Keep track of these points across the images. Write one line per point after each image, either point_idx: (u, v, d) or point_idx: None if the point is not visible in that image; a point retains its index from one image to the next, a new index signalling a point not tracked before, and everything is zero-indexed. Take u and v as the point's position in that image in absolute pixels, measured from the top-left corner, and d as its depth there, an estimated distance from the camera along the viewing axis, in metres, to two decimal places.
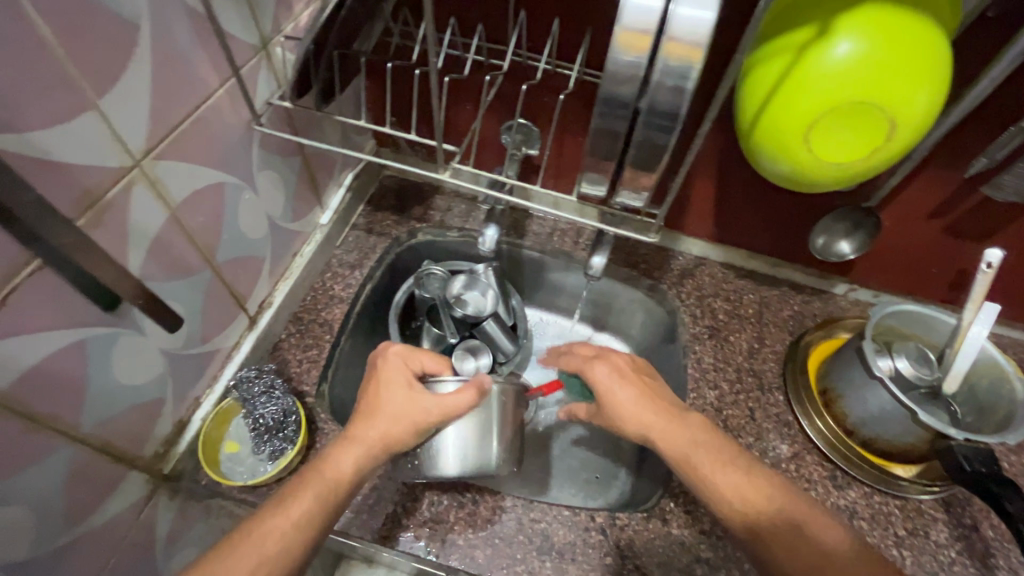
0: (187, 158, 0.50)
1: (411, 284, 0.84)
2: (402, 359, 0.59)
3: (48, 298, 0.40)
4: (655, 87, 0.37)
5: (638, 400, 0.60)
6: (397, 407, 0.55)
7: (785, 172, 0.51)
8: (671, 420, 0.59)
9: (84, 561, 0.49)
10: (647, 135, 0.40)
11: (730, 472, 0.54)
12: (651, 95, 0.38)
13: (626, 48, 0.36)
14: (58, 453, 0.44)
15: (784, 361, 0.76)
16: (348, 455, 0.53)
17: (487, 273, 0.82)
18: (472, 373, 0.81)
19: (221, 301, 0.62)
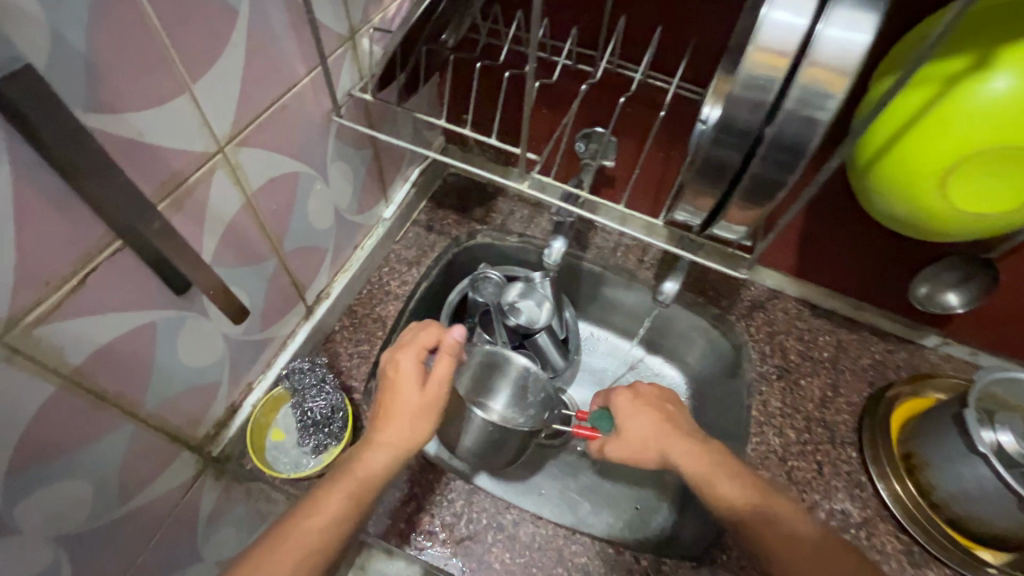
0: (267, 146, 0.49)
1: (466, 285, 0.81)
2: (405, 356, 0.55)
3: (126, 280, 0.39)
4: (786, 116, 0.34)
5: (658, 427, 0.60)
6: (420, 408, 0.53)
7: (905, 214, 0.46)
8: (693, 453, 0.58)
9: (133, 536, 0.50)
10: (763, 168, 0.37)
11: (727, 475, 0.55)
12: (780, 124, 0.35)
13: (759, 68, 0.34)
14: (119, 430, 0.45)
15: (861, 414, 0.69)
16: (379, 456, 0.51)
17: (545, 283, 0.78)
18: None
19: (283, 289, 0.61)
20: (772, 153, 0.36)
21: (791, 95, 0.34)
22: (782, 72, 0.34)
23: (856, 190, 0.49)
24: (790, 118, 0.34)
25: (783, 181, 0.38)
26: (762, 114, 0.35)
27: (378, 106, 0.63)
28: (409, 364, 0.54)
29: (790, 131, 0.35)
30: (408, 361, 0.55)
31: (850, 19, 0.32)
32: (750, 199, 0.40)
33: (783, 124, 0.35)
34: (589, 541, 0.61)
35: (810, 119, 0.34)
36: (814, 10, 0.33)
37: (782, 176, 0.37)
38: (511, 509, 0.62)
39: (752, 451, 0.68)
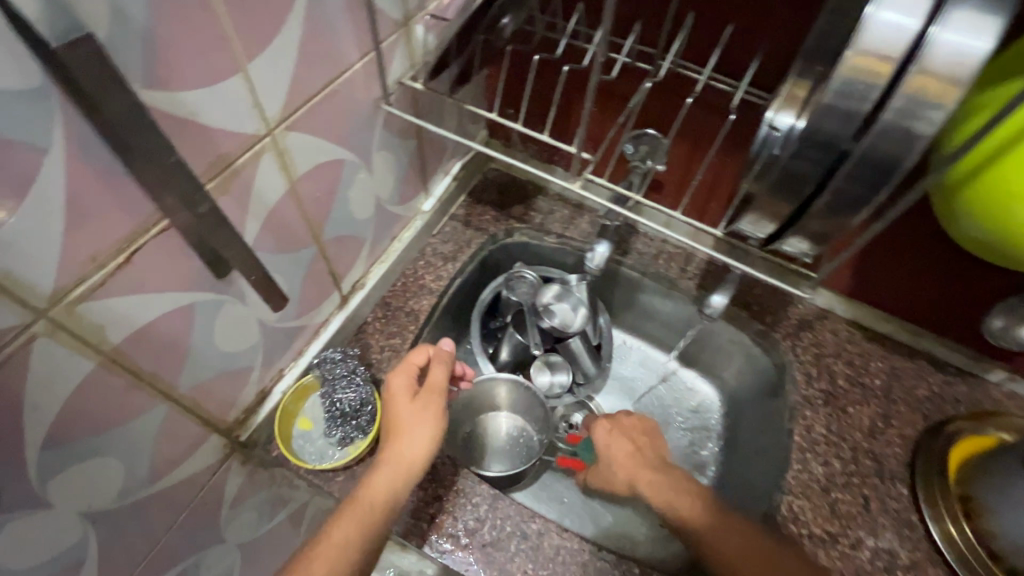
0: (316, 131, 0.48)
1: (500, 282, 0.79)
2: (396, 375, 0.60)
3: (168, 260, 0.39)
4: (881, 130, 0.33)
5: (628, 457, 0.68)
6: (418, 418, 0.57)
7: (994, 237, 0.43)
8: (658, 482, 0.64)
9: (159, 515, 0.50)
10: (848, 188, 0.36)
11: (687, 500, 0.61)
12: (874, 139, 0.33)
13: (858, 76, 0.33)
14: (154, 410, 0.44)
15: (915, 448, 0.65)
16: (383, 480, 0.54)
17: (581, 287, 0.77)
18: (546, 387, 0.79)
19: (320, 278, 0.60)
20: (859, 169, 0.35)
21: (888, 108, 0.33)
22: (883, 79, 0.33)
23: (940, 208, 0.46)
24: (886, 132, 0.33)
25: (868, 203, 0.37)
26: (856, 126, 0.34)
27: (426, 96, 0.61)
28: (402, 381, 0.59)
29: (887, 147, 0.34)
30: (404, 382, 0.59)
31: (969, 23, 0.30)
32: (833, 214, 0.38)
33: (881, 138, 0.33)
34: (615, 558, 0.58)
35: (909, 135, 0.33)
36: (928, 11, 0.31)
37: (870, 195, 0.36)
38: (535, 519, 0.60)
39: (793, 479, 0.64)
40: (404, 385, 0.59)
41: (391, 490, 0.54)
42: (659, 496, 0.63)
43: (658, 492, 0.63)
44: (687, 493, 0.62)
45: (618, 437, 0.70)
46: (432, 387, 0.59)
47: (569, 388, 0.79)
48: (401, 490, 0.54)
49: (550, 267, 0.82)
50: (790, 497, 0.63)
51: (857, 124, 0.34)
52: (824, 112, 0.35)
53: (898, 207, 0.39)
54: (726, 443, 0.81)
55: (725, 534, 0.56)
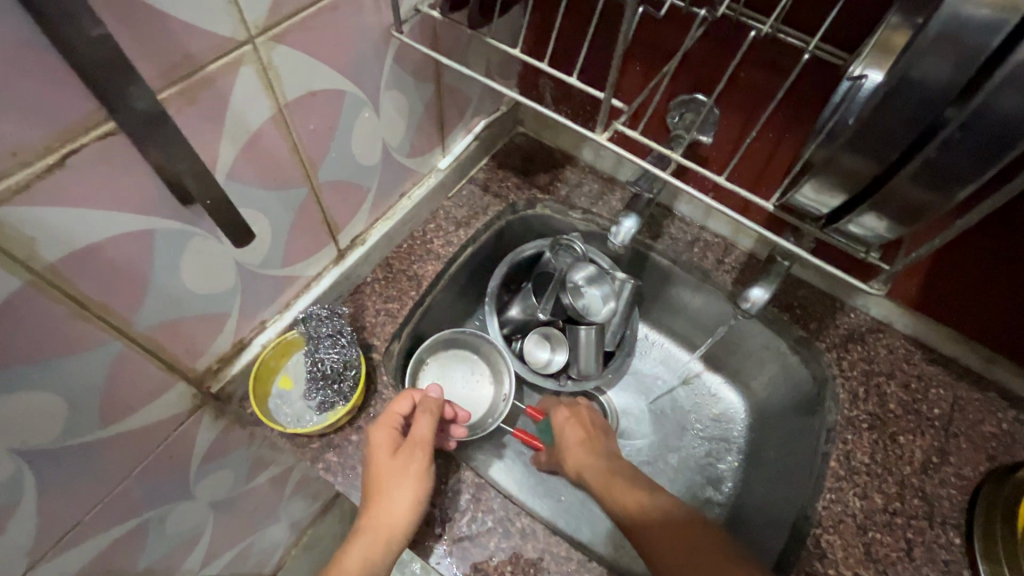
0: (311, 50, 0.42)
1: (545, 244, 0.73)
2: (377, 426, 0.54)
3: (116, 171, 0.33)
4: (1004, 79, 0.24)
5: (579, 442, 0.64)
6: (395, 483, 0.51)
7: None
8: (604, 473, 0.60)
9: (114, 461, 0.46)
10: (949, 157, 0.27)
11: (639, 492, 0.56)
12: (994, 91, 0.24)
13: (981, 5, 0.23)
14: (105, 346, 0.40)
15: (975, 493, 0.56)
16: (361, 545, 0.52)
17: (623, 285, 0.71)
18: (540, 360, 0.76)
19: (314, 227, 0.55)
20: (966, 133, 0.26)
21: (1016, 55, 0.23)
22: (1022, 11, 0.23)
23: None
24: (1019, 75, 0.24)
25: (970, 181, 0.28)
26: (973, 73, 0.25)
27: (447, 32, 0.55)
28: (382, 436, 0.54)
29: (1015, 102, 0.24)
30: (383, 436, 0.53)
31: None
32: (925, 190, 0.29)
33: (1008, 88, 0.24)
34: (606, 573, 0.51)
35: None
36: None
37: (978, 171, 0.27)
38: (521, 518, 0.54)
39: (822, 512, 0.55)
40: (383, 442, 0.53)
41: (369, 557, 0.52)
42: (601, 485, 0.59)
43: (602, 480, 0.59)
44: (629, 484, 0.58)
45: (574, 424, 0.66)
46: (411, 445, 0.53)
47: (559, 371, 0.75)
48: (380, 557, 0.52)
49: (604, 256, 0.74)
50: (817, 530, 0.54)
51: (972, 72, 0.25)
52: (924, 58, 0.25)
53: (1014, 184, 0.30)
54: (747, 457, 0.73)
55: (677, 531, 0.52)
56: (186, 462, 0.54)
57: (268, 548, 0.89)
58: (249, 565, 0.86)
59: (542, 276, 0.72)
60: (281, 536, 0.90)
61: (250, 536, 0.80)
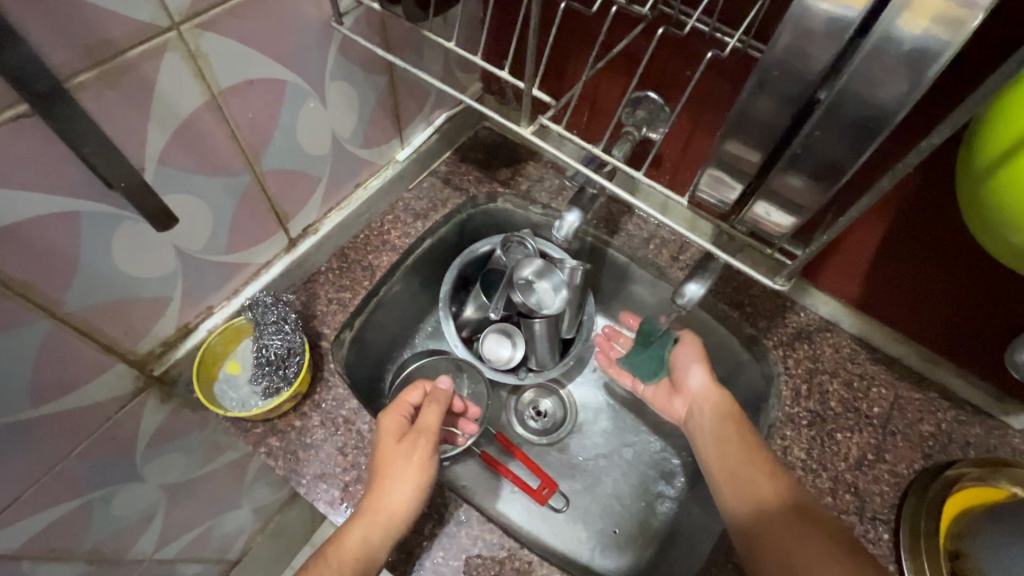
0: (242, 39, 0.42)
1: (498, 240, 0.75)
2: (388, 414, 0.56)
3: (31, 153, 0.34)
4: (861, 64, 0.23)
5: (710, 385, 0.63)
6: (399, 468, 0.52)
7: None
8: (729, 405, 0.61)
9: (49, 440, 0.47)
10: (825, 145, 0.27)
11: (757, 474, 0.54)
12: (855, 73, 0.24)
13: (824, 6, 0.23)
14: (32, 326, 0.40)
15: (906, 490, 0.57)
16: (357, 532, 0.50)
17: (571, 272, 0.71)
18: (499, 356, 0.77)
19: (260, 214, 0.56)
20: (833, 118, 0.25)
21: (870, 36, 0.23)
22: (861, 14, 0.22)
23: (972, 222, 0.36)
24: (869, 64, 0.23)
25: (850, 167, 0.27)
26: (831, 62, 0.24)
27: (396, 25, 0.56)
28: (392, 421, 0.55)
29: (875, 86, 0.24)
30: (393, 421, 0.55)
31: None
32: (809, 179, 0.29)
33: (868, 69, 0.23)
34: (537, 560, 0.53)
35: (911, 63, 0.22)
36: None
37: (851, 158, 0.27)
38: (457, 505, 0.55)
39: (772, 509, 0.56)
40: (393, 426, 0.55)
41: (366, 542, 0.49)
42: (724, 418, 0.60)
43: (715, 420, 0.60)
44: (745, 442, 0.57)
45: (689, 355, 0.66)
46: (420, 431, 0.55)
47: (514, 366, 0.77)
48: (378, 546, 0.49)
49: (556, 247, 0.75)
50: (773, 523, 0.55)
51: (829, 63, 0.24)
52: (785, 47, 0.24)
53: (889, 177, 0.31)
54: None
55: (777, 485, 0.53)
56: (129, 444, 0.55)
57: (232, 533, 0.90)
58: (210, 548, 0.87)
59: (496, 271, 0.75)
60: (245, 521, 0.90)
61: (211, 519, 0.81)
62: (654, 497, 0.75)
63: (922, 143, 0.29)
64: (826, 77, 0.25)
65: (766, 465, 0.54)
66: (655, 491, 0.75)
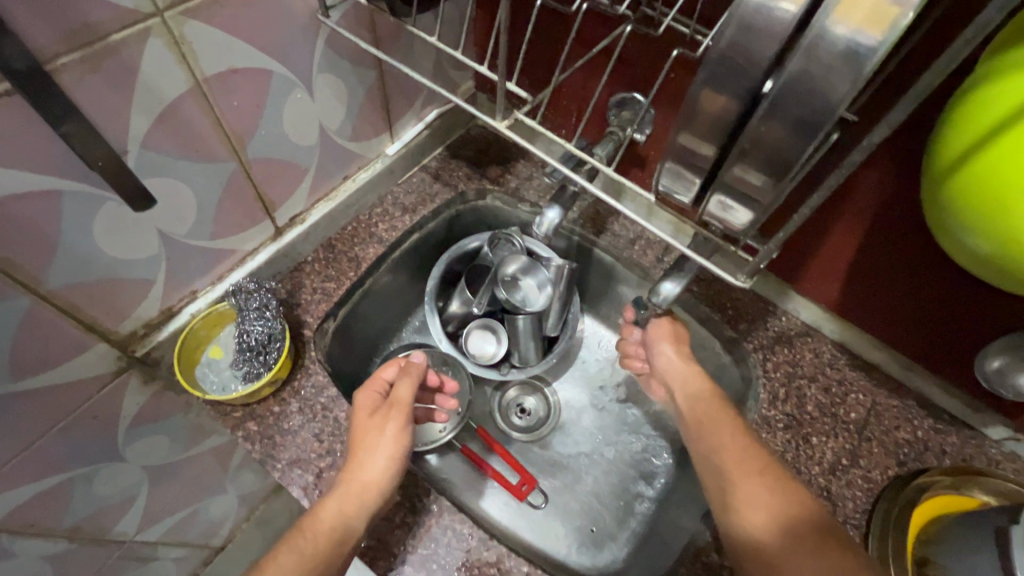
0: (227, 28, 0.44)
1: (485, 238, 0.76)
2: (362, 390, 0.57)
3: (11, 132, 0.35)
4: (801, 59, 0.24)
5: (680, 364, 0.63)
6: (372, 441, 0.54)
7: (1003, 255, 0.31)
8: (710, 394, 0.60)
9: (28, 415, 0.48)
10: (774, 137, 0.27)
11: (735, 464, 0.53)
12: (798, 67, 0.24)
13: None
14: (11, 302, 0.41)
15: (878, 496, 0.57)
16: (332, 504, 0.51)
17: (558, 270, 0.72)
18: (484, 352, 0.78)
19: (245, 202, 0.57)
20: (778, 111, 0.26)
21: (809, 31, 0.23)
22: (798, 11, 0.23)
23: (934, 225, 0.36)
24: (809, 60, 0.24)
25: (799, 160, 0.28)
26: (775, 57, 0.25)
27: (385, 21, 0.57)
28: (366, 397, 0.57)
29: (816, 81, 0.24)
30: (366, 396, 0.57)
31: None
32: (762, 172, 0.30)
33: (810, 64, 0.24)
34: (505, 552, 0.53)
35: (848, 59, 0.23)
36: None
37: (797, 151, 0.27)
38: (429, 494, 0.55)
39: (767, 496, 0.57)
40: (366, 401, 0.56)
41: (341, 514, 0.50)
42: (699, 402, 0.60)
43: (694, 410, 0.60)
44: (723, 431, 0.56)
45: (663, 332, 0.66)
46: (393, 404, 0.56)
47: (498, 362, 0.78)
48: (353, 516, 0.50)
49: (546, 246, 0.75)
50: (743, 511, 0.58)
51: (772, 56, 0.25)
52: (729, 40, 0.25)
53: (839, 174, 0.33)
54: (677, 452, 0.75)
55: (744, 470, 0.52)
56: (109, 423, 0.56)
57: (216, 519, 0.90)
58: (194, 533, 0.88)
59: (481, 268, 0.75)
60: (230, 508, 0.92)
61: (194, 504, 0.82)
62: (632, 497, 0.75)
63: (865, 141, 0.31)
64: (770, 70, 0.25)
65: (736, 450, 0.54)
66: (634, 491, 0.75)
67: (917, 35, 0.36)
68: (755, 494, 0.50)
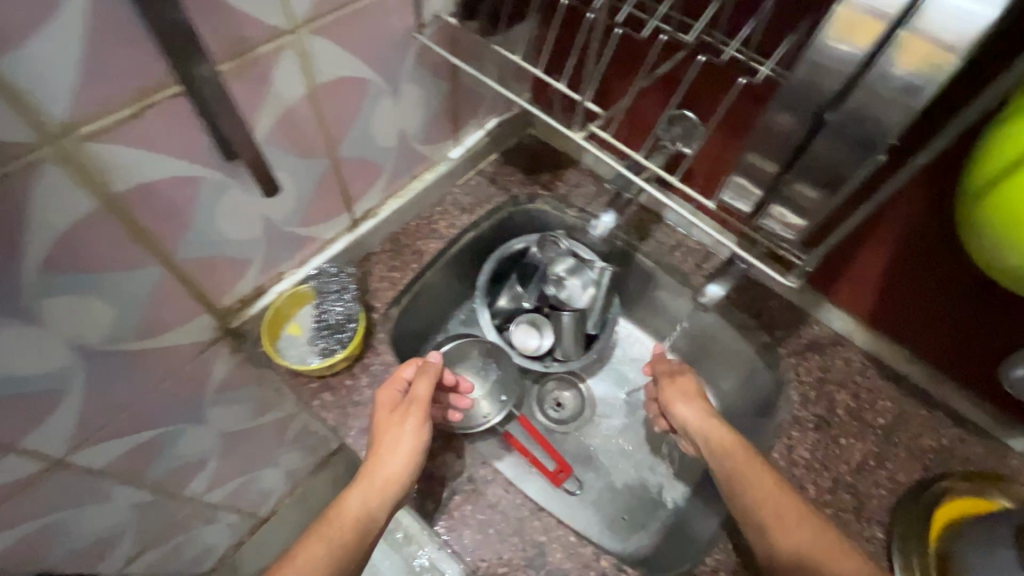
0: (344, 43, 0.50)
1: (532, 240, 0.81)
2: (383, 390, 0.61)
3: (174, 127, 0.42)
4: (864, 94, 0.29)
5: (699, 416, 0.66)
6: (393, 436, 0.57)
7: None
8: (731, 441, 0.61)
9: (144, 371, 0.55)
10: (833, 155, 0.32)
11: (784, 520, 0.54)
12: (861, 99, 0.29)
13: (838, 44, 0.29)
14: (148, 270, 0.48)
15: (901, 496, 0.61)
16: (355, 496, 0.54)
17: (599, 272, 0.78)
18: (531, 347, 0.82)
19: (332, 195, 0.63)
20: (841, 135, 0.31)
21: (873, 70, 0.28)
22: (864, 52, 0.28)
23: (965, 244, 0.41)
24: (871, 94, 0.29)
25: (849, 177, 0.33)
26: (842, 89, 0.30)
27: (466, 39, 0.63)
28: (386, 395, 0.60)
29: (874, 110, 0.29)
30: (386, 395, 0.60)
31: None
32: (817, 188, 0.35)
33: (871, 97, 0.29)
34: (555, 522, 0.58)
35: (906, 93, 0.28)
36: None
37: (852, 168, 0.33)
38: (484, 468, 0.61)
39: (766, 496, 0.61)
40: (386, 400, 0.60)
41: (365, 505, 0.54)
42: (726, 449, 0.61)
43: (721, 460, 0.61)
44: (757, 477, 0.57)
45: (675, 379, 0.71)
46: (412, 399, 0.59)
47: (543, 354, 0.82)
48: (376, 505, 0.54)
49: (588, 248, 0.80)
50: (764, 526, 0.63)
51: (837, 90, 0.30)
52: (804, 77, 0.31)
53: (884, 190, 0.38)
54: None
55: (784, 522, 0.54)
56: (201, 386, 0.63)
57: (269, 489, 0.98)
58: (247, 502, 0.95)
59: (529, 267, 0.82)
60: (278, 482, 0.98)
61: (251, 474, 0.88)
62: (660, 488, 0.80)
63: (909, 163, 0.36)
64: (836, 101, 0.31)
65: (773, 500, 0.55)
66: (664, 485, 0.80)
67: (960, 72, 0.40)
68: (799, 551, 0.52)
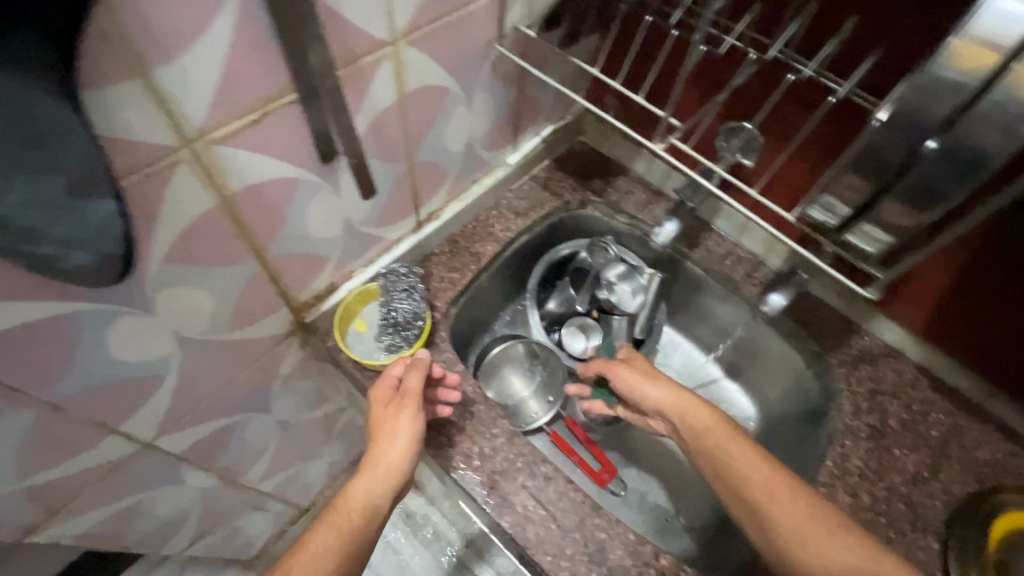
0: (432, 53, 0.53)
1: (582, 244, 0.83)
2: (377, 385, 0.62)
3: (284, 132, 0.44)
4: (974, 120, 0.31)
5: (665, 395, 0.63)
6: (389, 428, 0.59)
7: None
8: (709, 416, 0.59)
9: (228, 361, 0.58)
10: (935, 175, 0.35)
11: (768, 493, 0.53)
12: (971, 125, 0.32)
13: (954, 72, 0.31)
14: (243, 265, 0.50)
15: (955, 508, 0.62)
16: (361, 485, 0.58)
17: (650, 278, 0.79)
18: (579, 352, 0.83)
19: (403, 197, 0.66)
20: (947, 158, 0.33)
21: (988, 97, 0.30)
22: (979, 79, 0.30)
23: None
24: (983, 120, 0.31)
25: (947, 197, 0.35)
26: (953, 115, 0.32)
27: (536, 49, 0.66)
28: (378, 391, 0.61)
29: (983, 136, 0.32)
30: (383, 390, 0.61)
31: None
32: (909, 206, 0.37)
33: (981, 124, 0.31)
34: (615, 520, 0.60)
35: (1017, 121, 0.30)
36: None
37: (952, 189, 0.35)
38: (544, 465, 0.62)
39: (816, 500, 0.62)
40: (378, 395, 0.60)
41: (370, 493, 0.57)
42: (702, 434, 0.58)
43: (703, 451, 0.58)
44: (740, 455, 0.55)
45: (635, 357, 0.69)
46: (404, 394, 0.60)
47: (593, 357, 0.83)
48: (379, 495, 0.57)
49: (634, 255, 0.83)
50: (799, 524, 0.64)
51: (950, 115, 0.32)
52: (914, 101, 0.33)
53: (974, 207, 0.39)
54: None
55: (769, 497, 0.52)
56: (272, 376, 0.66)
57: (311, 480, 1.00)
58: (292, 493, 0.97)
59: (580, 271, 0.84)
60: (320, 474, 1.01)
61: (299, 465, 0.91)
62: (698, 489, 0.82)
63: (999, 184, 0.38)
64: (945, 125, 0.33)
65: (761, 480, 0.53)
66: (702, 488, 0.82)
67: None
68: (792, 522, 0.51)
